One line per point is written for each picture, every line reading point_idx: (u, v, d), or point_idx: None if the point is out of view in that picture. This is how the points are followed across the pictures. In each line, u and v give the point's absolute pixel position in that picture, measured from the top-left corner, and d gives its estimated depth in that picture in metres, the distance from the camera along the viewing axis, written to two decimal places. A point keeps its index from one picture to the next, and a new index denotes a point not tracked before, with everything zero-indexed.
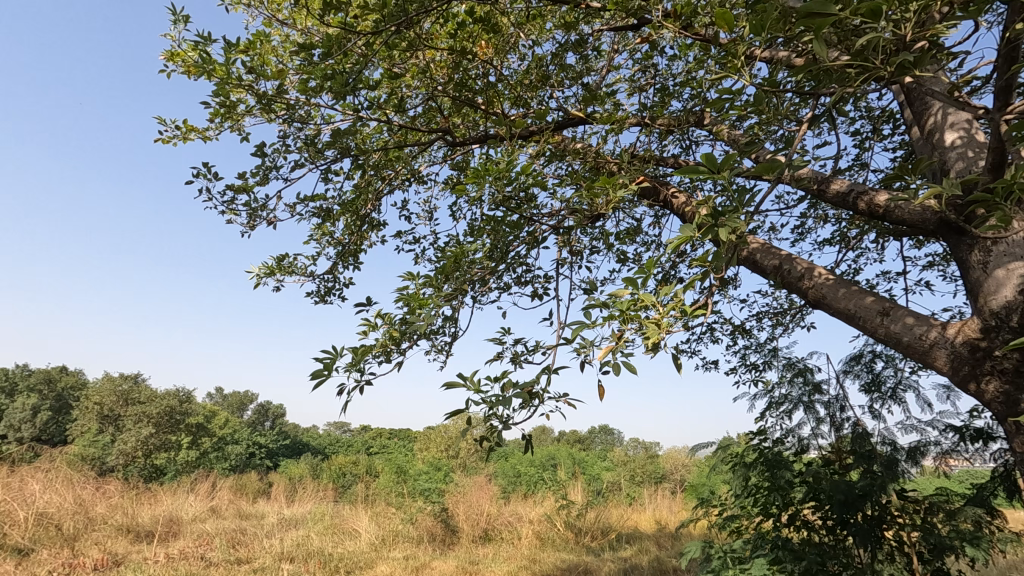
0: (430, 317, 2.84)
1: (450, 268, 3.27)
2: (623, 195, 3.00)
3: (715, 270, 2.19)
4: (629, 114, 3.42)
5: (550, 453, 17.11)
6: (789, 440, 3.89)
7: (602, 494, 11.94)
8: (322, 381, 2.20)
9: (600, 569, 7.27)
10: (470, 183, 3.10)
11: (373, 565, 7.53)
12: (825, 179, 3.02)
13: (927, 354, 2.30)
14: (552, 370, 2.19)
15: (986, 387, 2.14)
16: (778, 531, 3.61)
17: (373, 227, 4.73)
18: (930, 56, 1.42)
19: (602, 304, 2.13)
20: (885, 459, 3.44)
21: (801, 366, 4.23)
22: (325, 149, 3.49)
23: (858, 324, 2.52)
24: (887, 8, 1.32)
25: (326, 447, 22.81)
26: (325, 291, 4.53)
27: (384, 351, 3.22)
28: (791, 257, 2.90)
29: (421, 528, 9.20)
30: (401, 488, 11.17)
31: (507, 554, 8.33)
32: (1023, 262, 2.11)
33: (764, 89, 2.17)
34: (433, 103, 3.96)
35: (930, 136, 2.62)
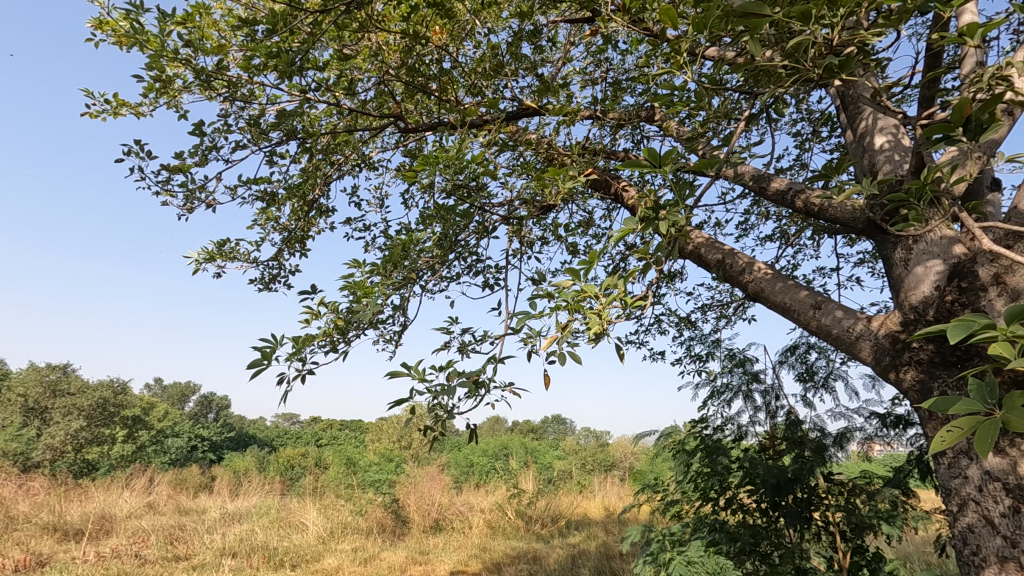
0: (376, 306, 2.79)
1: (397, 257, 3.22)
2: (573, 187, 3.03)
3: (657, 263, 2.24)
4: (582, 107, 3.45)
5: (502, 442, 17.26)
6: (728, 428, 4.05)
7: (553, 483, 12.12)
8: (260, 370, 2.14)
9: (548, 555, 7.41)
10: (421, 170, 3.04)
11: (321, 558, 7.40)
12: (765, 177, 3.14)
13: (853, 346, 2.43)
14: (498, 360, 2.20)
15: (904, 376, 2.26)
16: (716, 514, 3.76)
17: (321, 213, 4.60)
18: (856, 61, 1.50)
19: (547, 295, 2.15)
20: (815, 445, 3.64)
21: (741, 357, 4.40)
22: (270, 130, 3.36)
23: (792, 317, 2.64)
24: (817, 13, 1.37)
25: (274, 439, 22.14)
26: (269, 278, 4.39)
27: (329, 340, 3.15)
28: (733, 251, 2.99)
29: (370, 520, 9.09)
30: (351, 480, 11.00)
31: (457, 543, 8.38)
32: (939, 260, 2.26)
33: (707, 88, 2.23)
34: (385, 87, 3.87)
35: (862, 139, 2.75)
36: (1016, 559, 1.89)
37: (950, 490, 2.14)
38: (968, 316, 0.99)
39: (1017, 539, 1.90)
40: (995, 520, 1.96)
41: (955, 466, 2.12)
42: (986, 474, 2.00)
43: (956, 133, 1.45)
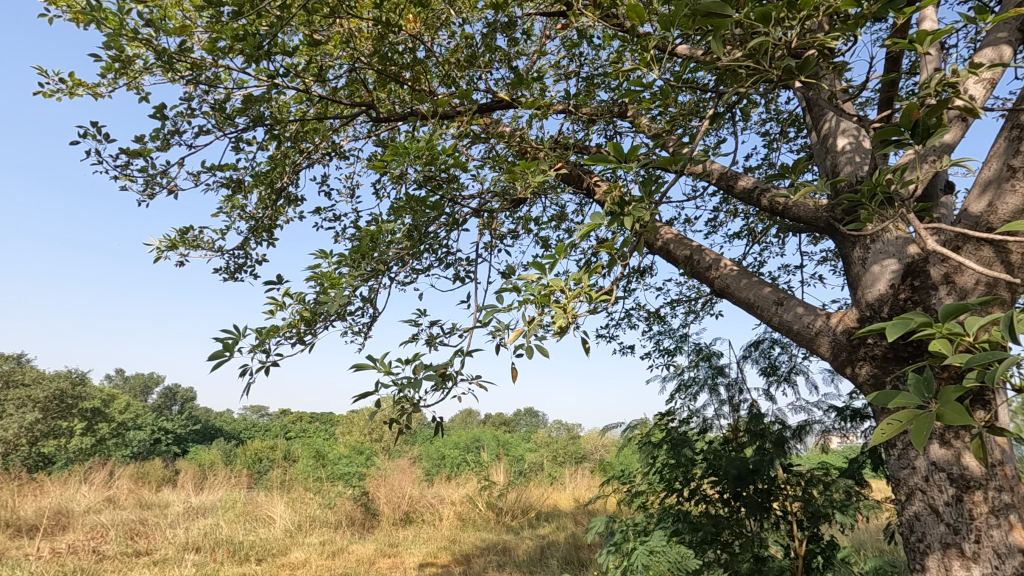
0: (343, 297, 2.75)
1: (366, 248, 3.18)
2: (543, 180, 3.03)
3: (624, 258, 2.27)
4: (554, 101, 3.45)
5: (474, 434, 17.31)
6: (694, 420, 4.13)
7: (524, 475, 12.20)
8: (222, 362, 2.10)
9: (517, 547, 7.48)
10: (391, 161, 3.00)
11: (288, 551, 7.33)
12: (732, 176, 3.20)
13: (812, 342, 2.51)
14: (466, 353, 2.20)
15: (859, 371, 2.34)
16: (680, 505, 3.84)
17: (290, 201, 4.51)
18: (813, 63, 1.54)
19: (515, 288, 2.15)
20: (775, 437, 3.74)
21: (707, 351, 4.49)
22: (235, 115, 3.27)
23: (756, 313, 2.71)
24: (777, 15, 1.42)
25: (242, 431, 21.69)
26: (235, 267, 4.28)
27: (296, 331, 3.10)
28: (701, 248, 3.04)
29: (339, 513, 9.00)
30: (319, 473, 10.88)
31: (427, 535, 8.39)
32: (894, 260, 2.35)
33: (673, 85, 2.25)
34: (357, 75, 3.80)
35: (825, 140, 2.83)
36: (957, 545, 1.99)
37: (899, 480, 2.23)
38: (907, 313, 1.04)
39: (959, 526, 2.00)
40: (939, 508, 2.05)
41: (904, 457, 2.21)
42: (931, 465, 2.10)
43: (905, 137, 1.51)
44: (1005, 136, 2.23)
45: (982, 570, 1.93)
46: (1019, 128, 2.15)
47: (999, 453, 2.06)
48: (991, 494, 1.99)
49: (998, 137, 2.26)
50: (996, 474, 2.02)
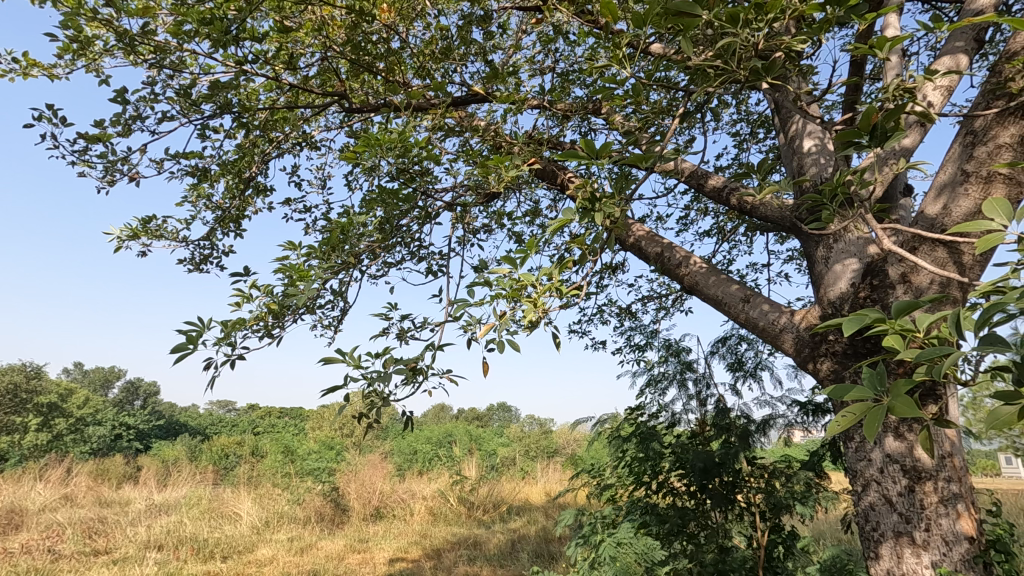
0: (312, 289, 2.71)
1: (336, 240, 3.13)
2: (517, 175, 3.03)
3: (595, 253, 2.28)
4: (529, 96, 3.45)
5: (446, 429, 17.26)
6: (662, 415, 4.20)
7: (496, 469, 12.24)
8: (185, 355, 2.04)
9: (488, 541, 7.52)
10: (362, 152, 2.96)
11: (254, 548, 7.20)
12: (702, 174, 3.25)
13: (776, 338, 2.58)
14: (437, 346, 2.19)
15: (820, 367, 2.41)
16: (648, 498, 3.90)
17: (258, 191, 4.41)
18: (779, 65, 1.57)
19: (486, 283, 2.15)
20: (740, 430, 3.84)
21: (676, 347, 4.57)
22: (202, 102, 3.17)
23: (723, 309, 2.77)
24: (744, 16, 1.45)
25: (207, 427, 21.16)
26: (200, 258, 4.17)
27: (263, 324, 3.04)
28: (671, 245, 3.08)
29: (308, 509, 8.89)
30: (288, 469, 10.71)
31: (398, 530, 8.35)
32: (855, 259, 2.43)
33: (644, 83, 2.27)
34: (329, 64, 3.73)
35: (792, 141, 2.89)
36: (909, 533, 2.08)
37: (856, 471, 2.31)
38: (863, 310, 1.07)
39: (910, 515, 2.09)
40: (892, 499, 2.14)
41: (861, 450, 2.29)
42: (886, 457, 2.18)
43: (865, 140, 1.56)
44: (959, 142, 2.32)
45: (931, 557, 2.03)
46: (972, 134, 2.24)
47: (948, 446, 2.16)
48: (941, 485, 2.08)
49: (953, 142, 2.36)
50: (946, 465, 2.12)
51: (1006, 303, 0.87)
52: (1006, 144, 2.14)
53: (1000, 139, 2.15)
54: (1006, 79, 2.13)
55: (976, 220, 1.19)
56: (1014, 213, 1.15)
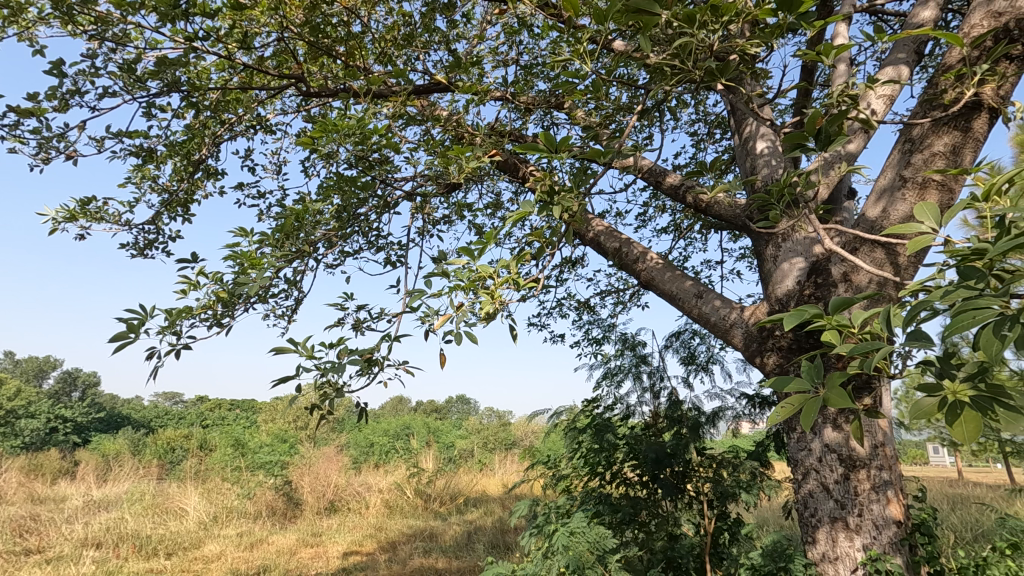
0: (264, 277, 2.63)
1: (291, 227, 3.05)
2: (477, 167, 3.01)
3: (554, 247, 2.30)
4: (492, 87, 3.43)
5: (404, 422, 17.12)
6: (617, 407, 4.29)
7: (453, 461, 12.22)
8: (125, 343, 1.95)
9: (444, 532, 7.52)
10: (317, 138, 2.88)
11: (201, 545, 6.97)
12: (660, 172, 3.31)
13: (726, 333, 2.67)
14: (393, 337, 2.17)
15: (766, 361, 2.51)
16: (602, 488, 3.98)
17: (208, 175, 4.24)
18: (733, 67, 1.62)
19: (444, 274, 2.14)
20: (691, 422, 3.96)
21: (632, 340, 4.66)
22: (147, 78, 3.02)
23: (677, 305, 2.85)
24: (700, 17, 1.49)
25: (153, 419, 20.31)
26: (144, 243, 3.98)
27: (212, 313, 2.93)
28: (629, 240, 3.13)
29: (259, 503, 8.67)
30: (238, 462, 10.39)
31: (352, 523, 8.24)
32: (801, 258, 2.53)
33: (604, 79, 2.30)
34: (286, 45, 3.61)
35: (746, 142, 2.98)
36: (843, 518, 2.20)
37: (797, 460, 2.42)
38: (802, 306, 1.12)
39: (845, 502, 2.21)
40: (829, 486, 2.25)
41: (802, 440, 2.39)
42: (825, 447, 2.29)
43: (810, 144, 1.63)
44: (898, 149, 2.45)
45: (863, 540, 2.16)
46: (910, 142, 2.37)
47: (881, 436, 2.29)
48: (873, 473, 2.21)
49: (893, 149, 2.48)
50: (878, 454, 2.24)
51: (931, 301, 0.93)
52: (939, 153, 2.27)
53: (935, 147, 2.28)
54: (941, 90, 2.26)
55: (908, 223, 1.26)
56: (942, 216, 1.22)
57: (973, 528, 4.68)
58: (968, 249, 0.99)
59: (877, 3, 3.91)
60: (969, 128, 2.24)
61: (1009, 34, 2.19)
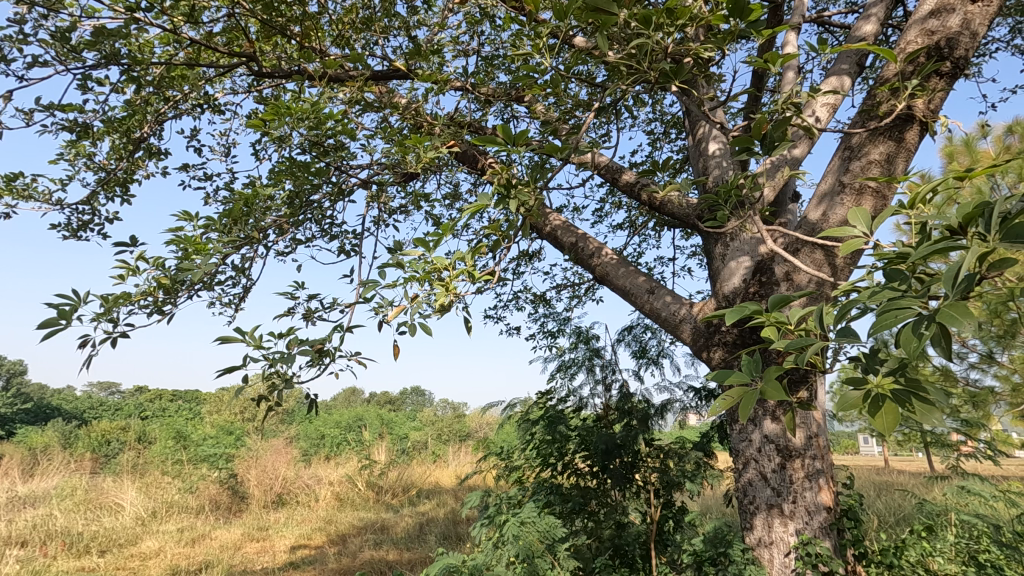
0: (209, 264, 2.53)
1: (239, 212, 2.94)
2: (435, 157, 2.98)
3: (510, 240, 2.31)
4: (452, 77, 3.40)
5: (356, 413, 16.85)
6: (570, 399, 4.35)
7: (407, 453, 12.14)
8: (54, 330, 1.84)
9: (396, 524, 7.47)
10: (269, 120, 2.78)
11: (138, 541, 6.69)
12: (617, 169, 3.37)
13: (676, 328, 2.76)
14: (346, 328, 2.13)
15: (712, 355, 2.60)
16: (553, 478, 4.04)
17: (151, 154, 4.03)
18: (686, 70, 1.67)
19: (398, 265, 2.11)
20: (641, 414, 4.06)
21: (586, 334, 4.74)
22: (83, 49, 2.83)
23: (630, 300, 2.92)
24: (656, 19, 1.54)
25: (86, 410, 19.23)
26: (79, 224, 3.75)
27: (152, 300, 2.80)
28: (585, 235, 3.18)
29: (202, 497, 8.36)
30: (180, 455, 9.99)
31: (301, 517, 8.08)
32: (747, 257, 2.64)
33: (563, 75, 2.32)
34: (237, 21, 3.46)
35: (699, 143, 3.07)
36: (779, 505, 2.33)
37: (738, 450, 2.53)
38: (744, 302, 1.18)
39: (781, 489, 2.33)
40: (767, 475, 2.37)
41: (744, 432, 2.50)
42: (764, 438, 2.40)
43: (755, 148, 1.70)
44: (839, 156, 2.58)
45: (796, 525, 2.29)
46: (850, 149, 2.50)
47: (816, 427, 2.42)
48: (807, 462, 2.33)
49: (834, 155, 2.61)
50: (812, 445, 2.37)
51: (860, 300, 0.99)
52: (875, 161, 2.40)
53: (871, 155, 2.41)
54: (878, 102, 2.39)
55: (842, 226, 1.34)
56: (872, 221, 1.30)
57: (896, 512, 5.03)
58: (893, 252, 1.06)
59: (825, 15, 4.08)
60: (902, 139, 2.39)
61: (939, 52, 2.33)
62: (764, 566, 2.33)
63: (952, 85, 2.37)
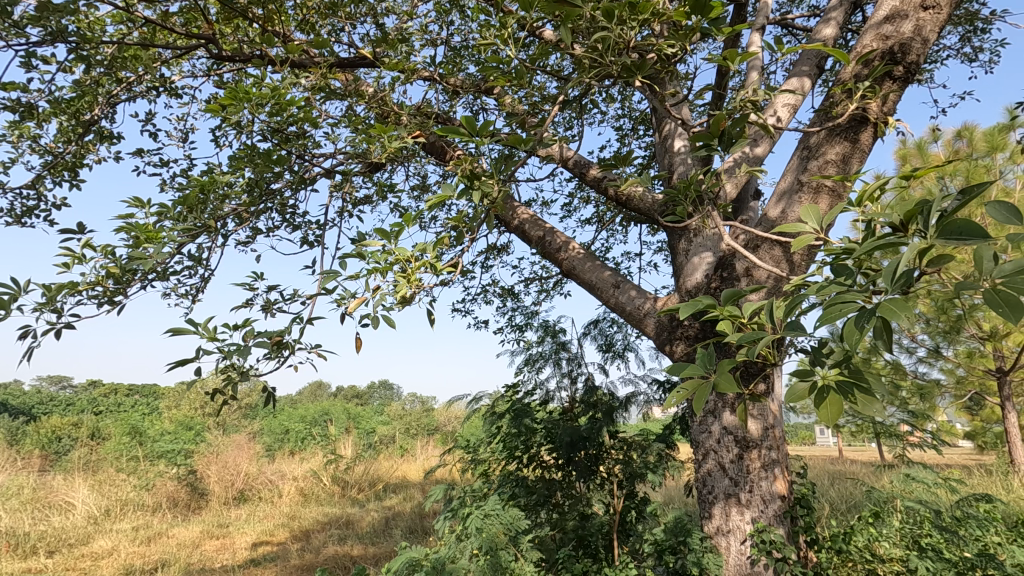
0: (162, 252, 2.43)
1: (195, 200, 2.83)
2: (401, 147, 2.94)
3: (474, 232, 2.29)
4: (419, 66, 3.35)
5: (322, 407, 16.56)
6: (536, 392, 4.37)
7: (373, 447, 12.02)
8: None
9: (361, 519, 7.39)
10: (226, 105, 2.68)
11: (90, 540, 6.45)
12: (584, 163, 3.38)
13: (640, 322, 2.79)
14: (305, 319, 2.08)
15: (675, 349, 2.64)
16: (519, 471, 4.05)
17: (102, 138, 3.85)
18: (648, 65, 1.69)
19: (360, 256, 2.08)
20: (606, 407, 4.11)
21: (553, 327, 4.76)
22: (26, 24, 2.68)
23: (596, 294, 2.94)
24: (618, 14, 1.54)
25: (33, 404, 18.37)
26: (24, 209, 3.57)
27: (101, 289, 2.68)
28: (552, 229, 3.18)
29: (159, 494, 8.11)
30: (135, 452, 9.65)
31: (263, 513, 7.92)
32: (709, 253, 2.68)
33: (529, 67, 2.31)
34: (195, 2, 3.33)
35: (665, 140, 3.11)
36: (736, 495, 2.39)
37: (698, 441, 2.58)
38: (699, 296, 1.19)
39: (738, 480, 2.39)
40: (726, 465, 2.43)
41: (704, 423, 2.55)
42: (723, 430, 2.46)
43: (714, 144, 1.73)
44: (797, 155, 2.65)
45: (752, 514, 2.36)
46: (808, 148, 2.57)
47: (772, 418, 2.48)
48: (763, 453, 2.40)
49: (792, 155, 2.68)
50: (769, 436, 2.44)
51: (808, 295, 1.02)
52: (832, 160, 2.47)
53: (828, 155, 2.48)
54: (835, 103, 2.46)
55: (795, 223, 1.37)
56: (823, 218, 1.34)
57: (847, 500, 5.24)
58: (841, 247, 1.09)
59: (788, 17, 4.18)
60: (857, 140, 2.46)
61: (892, 57, 2.42)
62: (721, 554, 2.39)
63: (903, 89, 2.46)
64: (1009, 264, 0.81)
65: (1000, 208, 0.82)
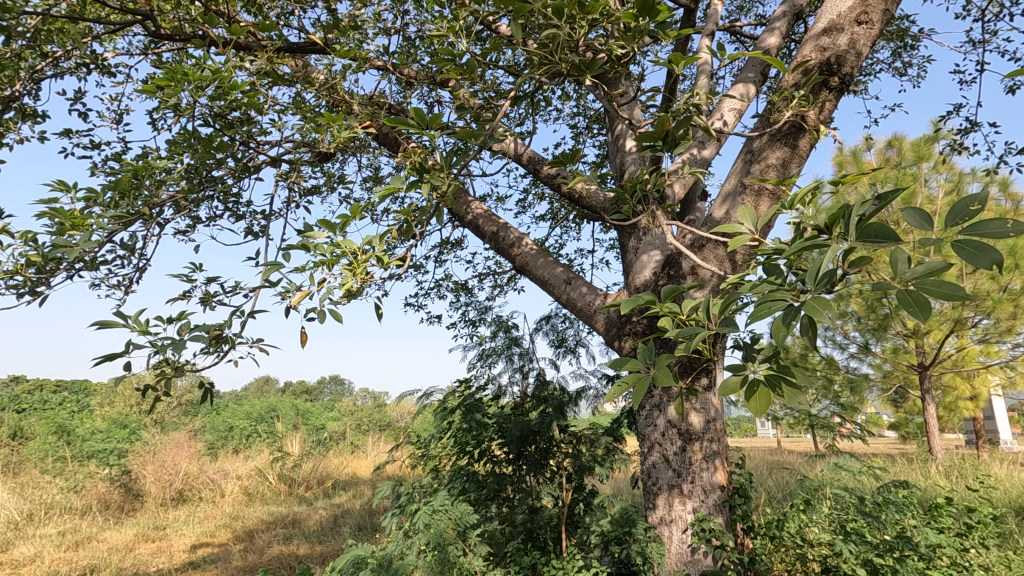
0: (90, 240, 2.28)
1: (127, 185, 2.67)
2: (351, 137, 2.86)
3: (423, 226, 2.26)
4: (372, 55, 3.27)
5: (269, 403, 16.06)
6: (489, 387, 4.38)
7: (323, 443, 11.75)
8: None
9: (308, 518, 7.23)
10: (162, 86, 2.53)
11: (10, 547, 6.02)
12: (537, 159, 3.40)
13: (590, 318, 2.83)
14: (246, 313, 2.00)
15: (623, 344, 2.70)
16: (469, 465, 4.04)
17: (24, 116, 3.58)
18: (598, 64, 1.70)
19: (305, 249, 2.01)
20: (556, 402, 4.16)
21: (506, 323, 4.77)
22: None
23: (548, 290, 2.97)
24: (568, 12, 1.56)
25: None
26: None
27: (20, 278, 2.48)
28: (506, 225, 3.18)
29: (88, 497, 7.65)
30: (62, 452, 9.07)
31: (204, 513, 7.60)
32: (657, 251, 2.75)
33: (481, 60, 2.29)
34: None
35: (617, 139, 3.15)
36: (679, 485, 2.47)
37: (645, 434, 2.64)
38: (640, 293, 1.23)
39: (681, 471, 2.47)
40: (669, 457, 2.50)
41: (650, 417, 2.61)
42: (667, 423, 2.53)
43: (659, 146, 1.77)
44: (741, 158, 2.74)
45: (693, 503, 2.44)
46: (751, 152, 2.66)
47: (713, 412, 2.57)
48: (705, 445, 2.49)
49: (737, 158, 2.78)
50: (711, 428, 2.52)
51: (742, 294, 1.06)
52: (772, 164, 2.58)
53: (769, 160, 2.59)
54: (776, 109, 2.57)
55: (733, 224, 1.42)
56: (759, 220, 1.40)
57: (782, 488, 5.51)
58: (773, 247, 1.14)
59: (737, 25, 4.32)
60: (796, 146, 2.58)
61: (829, 68, 2.54)
62: (664, 543, 2.47)
63: (838, 99, 2.59)
64: (921, 267, 0.86)
65: (915, 214, 0.87)
